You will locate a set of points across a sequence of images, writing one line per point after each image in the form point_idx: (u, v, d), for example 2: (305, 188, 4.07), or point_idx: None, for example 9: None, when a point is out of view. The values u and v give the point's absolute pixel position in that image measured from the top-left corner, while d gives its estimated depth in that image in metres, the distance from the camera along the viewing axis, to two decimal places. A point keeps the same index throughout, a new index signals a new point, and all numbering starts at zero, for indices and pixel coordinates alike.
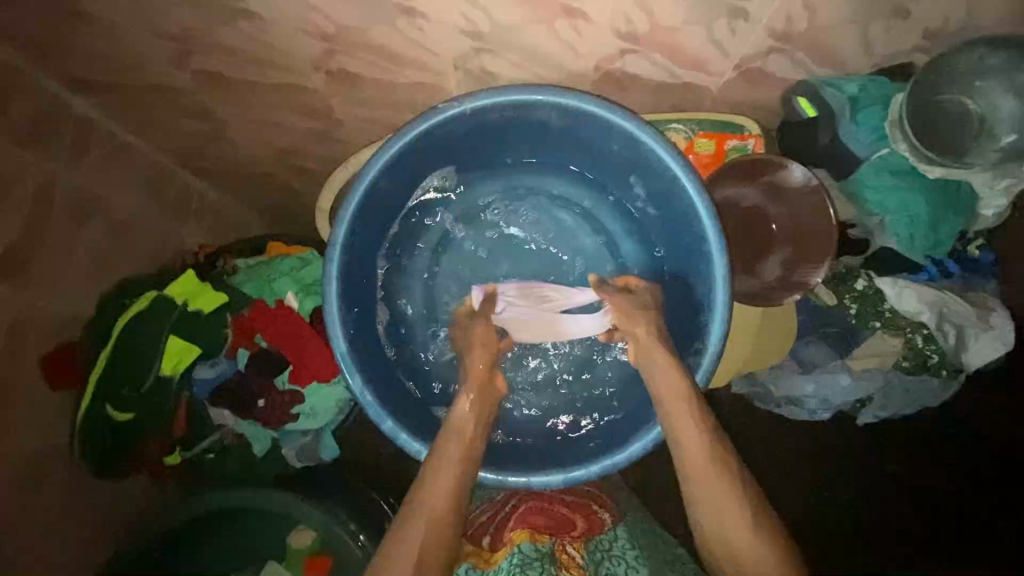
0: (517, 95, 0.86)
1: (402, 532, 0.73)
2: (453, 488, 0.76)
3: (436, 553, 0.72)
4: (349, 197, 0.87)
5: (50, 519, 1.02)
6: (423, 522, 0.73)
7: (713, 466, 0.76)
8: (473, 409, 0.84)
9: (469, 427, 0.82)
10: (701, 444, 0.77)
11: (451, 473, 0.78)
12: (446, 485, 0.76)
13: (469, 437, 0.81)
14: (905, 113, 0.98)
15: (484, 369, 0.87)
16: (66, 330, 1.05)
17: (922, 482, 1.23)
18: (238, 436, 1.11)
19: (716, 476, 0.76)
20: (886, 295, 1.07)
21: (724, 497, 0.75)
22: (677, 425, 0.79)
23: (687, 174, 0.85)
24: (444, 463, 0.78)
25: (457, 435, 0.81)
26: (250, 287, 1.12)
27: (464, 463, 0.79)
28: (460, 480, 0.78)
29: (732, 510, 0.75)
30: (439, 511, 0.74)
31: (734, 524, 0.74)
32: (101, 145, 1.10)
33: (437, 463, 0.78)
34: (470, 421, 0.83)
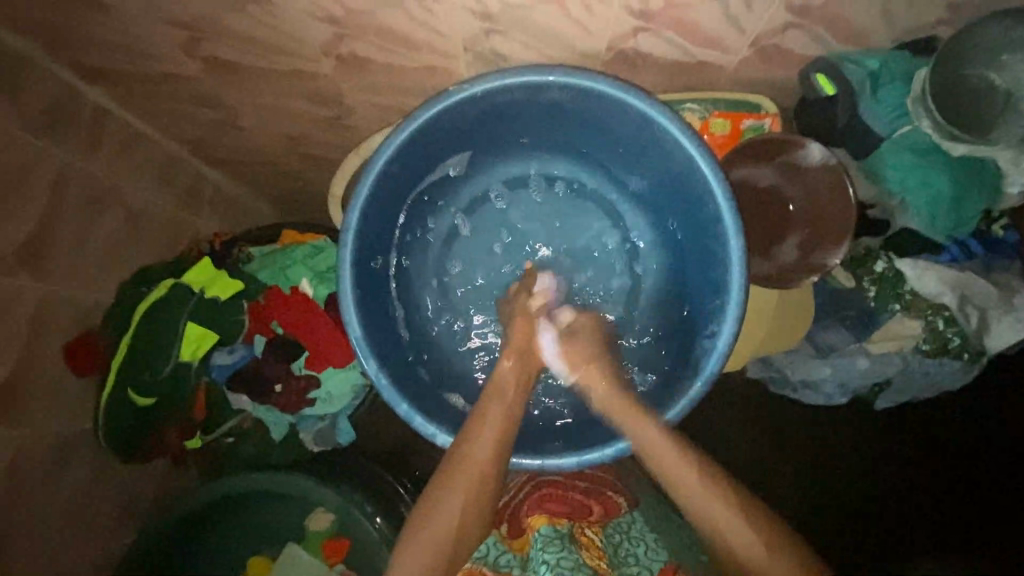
0: (528, 77, 0.85)
1: (441, 491, 0.80)
2: (492, 448, 0.83)
3: (481, 504, 0.80)
4: (361, 183, 0.87)
5: (77, 500, 1.05)
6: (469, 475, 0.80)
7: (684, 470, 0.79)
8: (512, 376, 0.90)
9: (512, 389, 0.89)
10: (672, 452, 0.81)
11: (494, 430, 0.84)
12: (485, 446, 0.83)
13: (511, 399, 0.88)
14: (928, 88, 0.94)
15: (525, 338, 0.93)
16: (87, 317, 1.07)
17: (941, 465, 1.21)
18: (257, 421, 1.13)
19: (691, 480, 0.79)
20: (907, 276, 1.05)
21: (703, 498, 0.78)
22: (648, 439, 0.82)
23: (701, 153, 0.83)
24: (487, 420, 0.85)
25: (498, 395, 0.88)
26: (265, 274, 1.13)
27: (503, 426, 0.85)
28: (503, 436, 0.84)
29: (716, 511, 0.77)
30: (485, 464, 0.81)
31: (722, 523, 0.76)
32: (115, 134, 1.11)
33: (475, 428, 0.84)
34: (512, 381, 0.90)
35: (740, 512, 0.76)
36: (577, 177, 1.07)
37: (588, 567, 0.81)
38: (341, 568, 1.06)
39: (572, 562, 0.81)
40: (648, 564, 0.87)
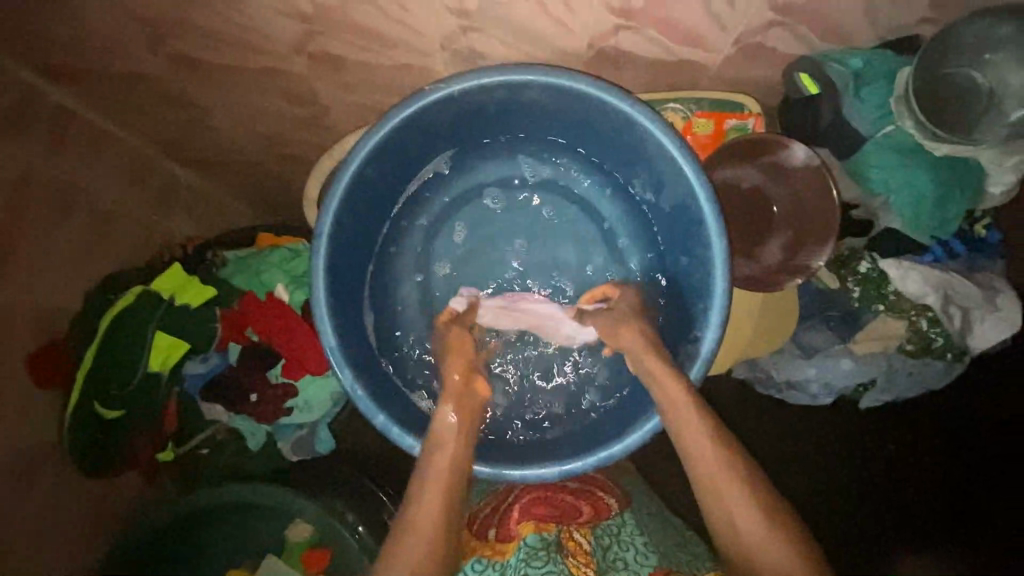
0: (505, 75, 0.82)
1: (394, 548, 0.71)
2: (442, 499, 0.74)
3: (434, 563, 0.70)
4: (334, 186, 0.84)
5: (47, 515, 1.01)
6: (425, 527, 0.71)
7: (722, 461, 0.74)
8: (457, 415, 0.82)
9: (454, 437, 0.80)
10: (711, 447, 0.75)
11: (441, 480, 0.76)
12: (436, 490, 0.75)
13: (455, 447, 0.79)
14: (912, 88, 0.93)
15: (459, 377, 0.87)
16: (53, 325, 1.03)
17: (924, 461, 1.21)
18: (232, 431, 1.09)
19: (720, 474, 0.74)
20: (891, 277, 1.04)
21: (732, 492, 0.73)
22: (688, 427, 0.77)
23: (684, 155, 0.82)
24: (432, 470, 0.77)
25: (440, 445, 0.79)
26: (239, 280, 1.09)
27: (454, 471, 0.77)
28: (450, 489, 0.75)
29: (742, 507, 0.72)
30: (432, 520, 0.72)
31: (746, 523, 0.72)
32: (82, 136, 1.07)
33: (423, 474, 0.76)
34: (456, 430, 0.81)
35: (768, 512, 0.72)
36: (558, 178, 1.04)
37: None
38: None
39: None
40: (636, 568, 0.82)
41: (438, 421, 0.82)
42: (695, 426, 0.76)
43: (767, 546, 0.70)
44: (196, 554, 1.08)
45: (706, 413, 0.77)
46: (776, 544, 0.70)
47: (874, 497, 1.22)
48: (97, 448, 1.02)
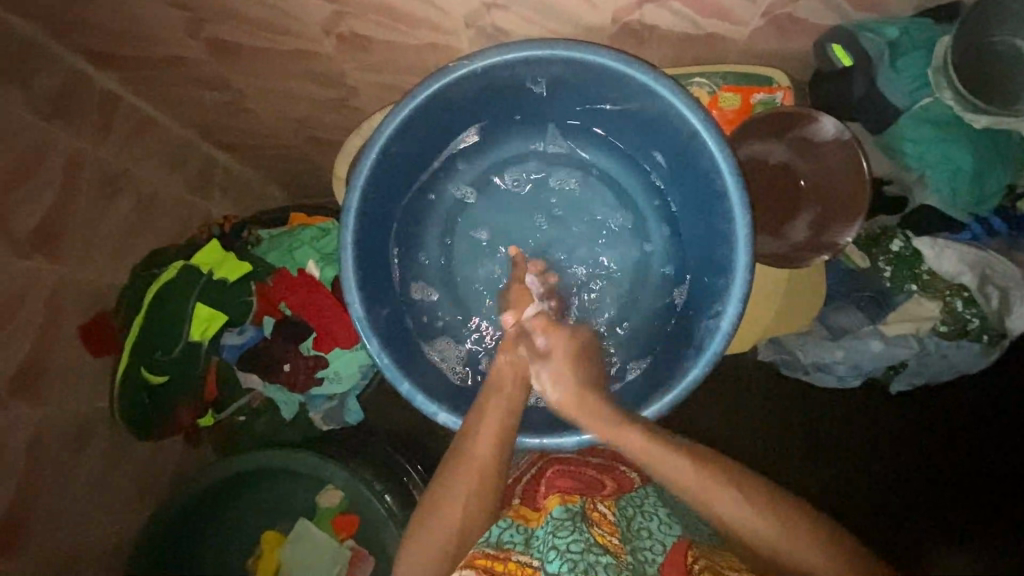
0: (528, 51, 0.83)
1: (447, 473, 0.82)
2: (494, 438, 0.82)
3: (483, 496, 0.80)
4: (360, 163, 0.86)
5: (99, 473, 1.09)
6: (467, 471, 0.80)
7: (705, 496, 0.74)
8: (513, 358, 0.90)
9: (511, 380, 0.88)
10: (703, 481, 0.74)
11: (492, 424, 0.83)
12: (487, 432, 0.82)
13: (509, 391, 0.87)
14: (950, 57, 0.89)
15: (521, 325, 0.94)
16: (102, 300, 1.10)
17: (961, 445, 1.17)
18: (267, 400, 1.16)
19: (704, 497, 0.73)
20: (924, 256, 1.01)
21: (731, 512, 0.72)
22: (665, 469, 0.75)
23: (708, 129, 0.81)
24: (487, 412, 0.85)
25: (497, 389, 0.87)
26: (273, 256, 1.14)
27: (506, 407, 0.85)
28: (501, 432, 0.83)
29: (746, 526, 0.72)
30: (484, 458, 0.81)
31: (756, 534, 0.72)
32: (126, 120, 1.13)
33: (478, 413, 0.84)
34: (514, 369, 0.89)
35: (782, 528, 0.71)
36: (578, 155, 1.05)
37: (599, 547, 0.76)
38: (351, 544, 1.11)
39: (579, 546, 0.75)
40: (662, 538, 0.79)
41: (497, 366, 0.90)
42: (676, 461, 0.75)
43: (781, 543, 0.71)
44: (234, 512, 1.16)
45: (680, 445, 0.77)
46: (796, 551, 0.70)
47: (902, 478, 1.19)
48: (143, 412, 1.08)
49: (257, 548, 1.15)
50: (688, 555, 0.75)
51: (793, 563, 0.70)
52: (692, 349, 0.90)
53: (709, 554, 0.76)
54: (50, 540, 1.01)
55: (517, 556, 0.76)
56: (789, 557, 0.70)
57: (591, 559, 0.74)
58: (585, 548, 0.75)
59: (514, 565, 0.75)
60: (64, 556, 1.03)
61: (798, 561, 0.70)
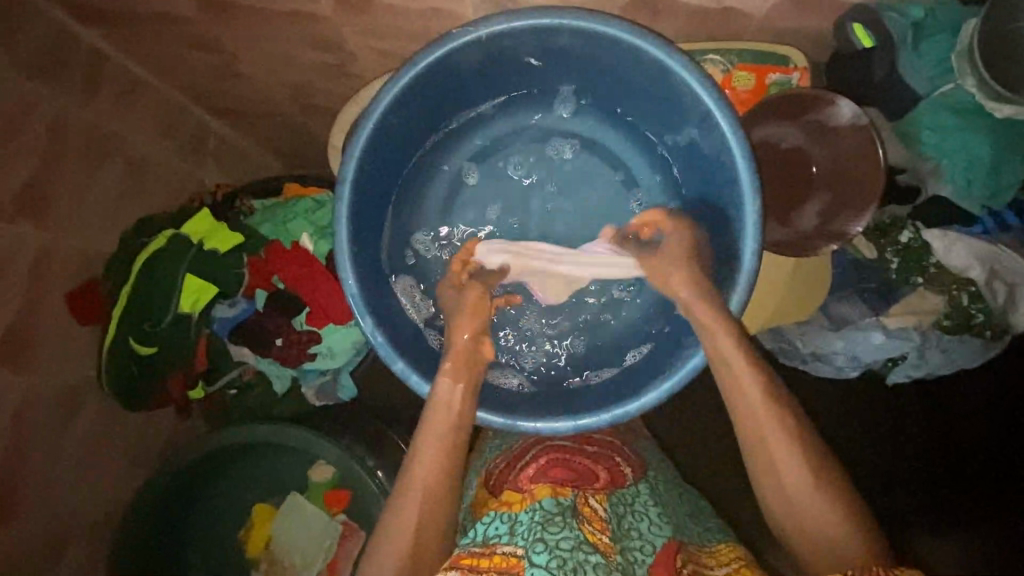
0: (536, 20, 0.79)
1: (396, 503, 0.76)
2: (438, 462, 0.77)
3: (436, 524, 0.76)
4: (358, 134, 0.83)
5: (87, 443, 1.08)
6: (416, 496, 0.75)
7: (779, 444, 0.72)
8: (451, 377, 0.82)
9: (455, 400, 0.81)
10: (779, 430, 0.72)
11: (434, 448, 0.78)
12: (431, 456, 0.77)
13: (453, 411, 0.80)
14: (977, 42, 0.85)
15: (467, 338, 0.85)
16: (91, 268, 1.07)
17: (960, 440, 1.16)
18: (258, 374, 1.13)
19: (769, 433, 0.73)
20: (933, 249, 0.99)
21: (787, 462, 0.72)
22: (739, 393, 0.74)
23: (721, 109, 0.78)
24: (427, 437, 0.79)
25: (444, 404, 0.81)
26: (266, 228, 1.11)
27: (450, 429, 0.79)
28: (447, 451, 0.78)
29: (796, 477, 0.71)
30: (430, 481, 0.76)
31: (794, 488, 0.71)
32: (114, 80, 1.08)
33: (421, 437, 0.79)
34: (451, 388, 0.81)
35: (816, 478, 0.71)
36: (584, 132, 1.02)
37: (588, 544, 0.75)
38: (342, 519, 1.11)
39: (570, 543, 0.74)
40: (652, 540, 0.79)
41: (437, 387, 0.82)
42: (765, 398, 0.73)
43: (803, 484, 0.71)
44: (225, 485, 1.16)
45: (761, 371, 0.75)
46: (832, 506, 0.70)
47: (893, 466, 1.18)
48: (133, 382, 1.06)
49: (246, 521, 1.15)
50: (675, 560, 0.76)
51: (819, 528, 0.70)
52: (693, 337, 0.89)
53: (692, 556, 0.79)
54: (36, 508, 1.00)
55: (502, 549, 0.76)
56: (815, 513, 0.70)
57: (580, 558, 0.73)
58: (576, 547, 0.74)
59: (500, 559, 0.75)
60: (52, 525, 1.02)
61: (823, 521, 0.70)
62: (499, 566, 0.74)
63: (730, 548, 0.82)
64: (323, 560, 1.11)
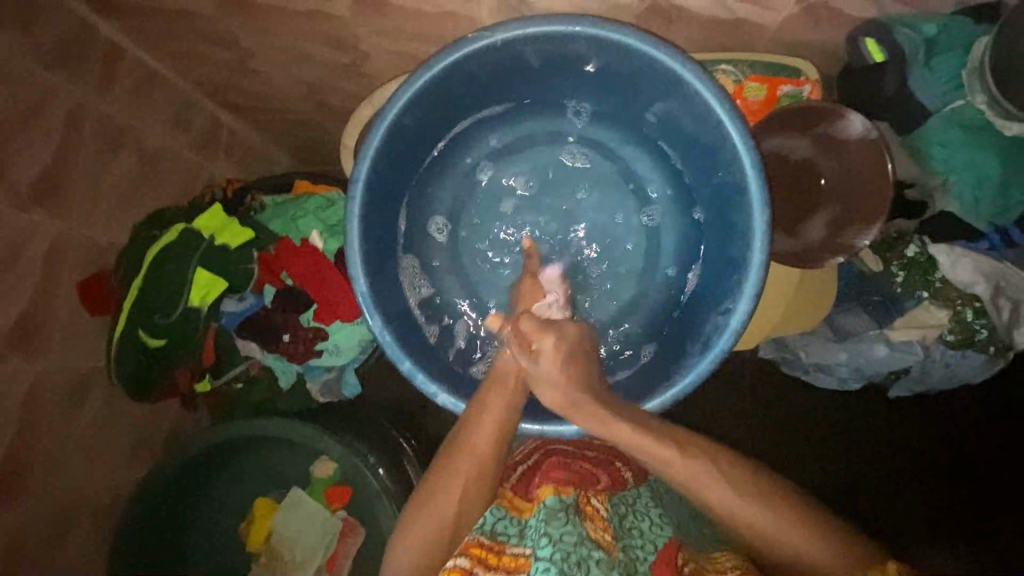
0: (550, 26, 0.80)
1: (450, 462, 0.80)
2: (495, 434, 0.81)
3: (482, 485, 0.80)
4: (372, 134, 0.84)
5: (94, 430, 1.09)
6: (470, 460, 0.80)
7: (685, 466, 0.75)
8: (517, 356, 0.85)
9: (513, 377, 0.84)
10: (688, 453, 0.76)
11: (494, 420, 0.81)
12: (489, 426, 0.81)
13: (513, 387, 0.83)
14: (988, 59, 0.86)
15: (530, 321, 0.89)
16: (102, 258, 1.08)
17: (958, 455, 1.17)
18: (266, 368, 1.14)
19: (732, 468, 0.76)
20: (940, 264, 0.99)
21: (707, 478, 0.75)
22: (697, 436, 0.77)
23: (733, 120, 0.78)
24: (489, 407, 0.82)
25: (500, 384, 0.84)
26: (277, 225, 1.12)
27: (508, 408, 0.82)
28: (503, 425, 0.82)
29: (718, 489, 0.74)
30: (483, 450, 0.80)
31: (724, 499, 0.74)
32: (130, 73, 1.09)
33: (482, 406, 0.82)
34: (516, 366, 0.84)
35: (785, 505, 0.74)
36: (596, 139, 1.03)
37: (592, 542, 0.75)
38: (342, 514, 1.12)
39: (574, 538, 0.74)
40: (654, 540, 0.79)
41: (498, 361, 0.86)
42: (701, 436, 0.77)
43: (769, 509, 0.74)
44: (229, 477, 1.17)
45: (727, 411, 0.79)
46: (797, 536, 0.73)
47: (888, 480, 1.18)
48: (142, 375, 1.07)
49: (249, 513, 1.16)
50: (677, 556, 0.76)
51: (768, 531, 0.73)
52: (697, 348, 0.89)
53: (695, 557, 0.78)
54: (42, 498, 1.00)
55: (511, 548, 0.78)
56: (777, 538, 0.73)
57: (583, 553, 0.73)
58: (578, 543, 0.74)
59: (508, 559, 0.77)
60: (55, 513, 1.03)
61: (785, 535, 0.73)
62: (507, 564, 0.77)
63: (727, 554, 0.80)
64: (323, 556, 1.11)
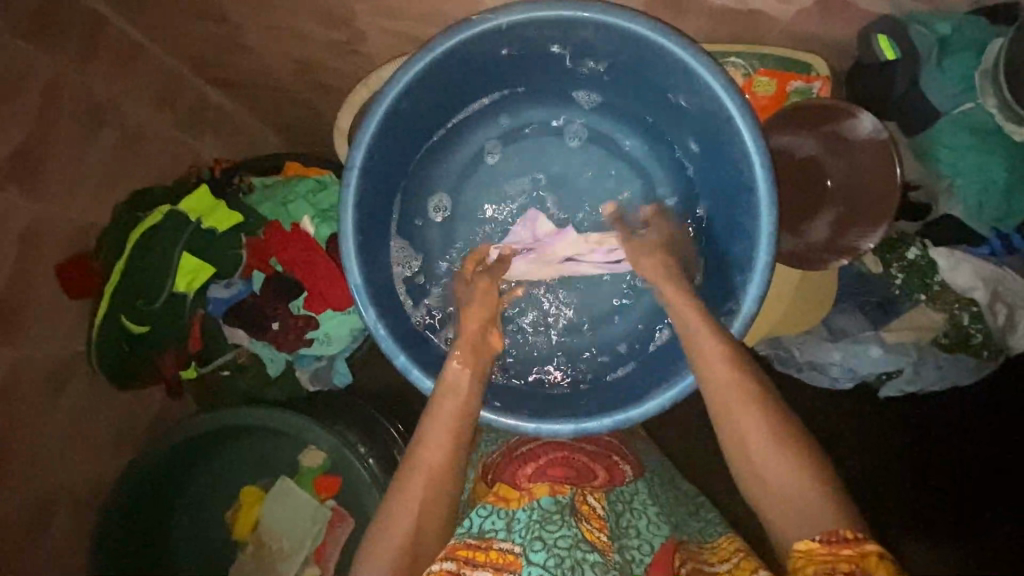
0: (556, 11, 0.77)
1: (401, 484, 0.72)
2: (448, 443, 0.75)
3: (440, 504, 0.72)
4: (369, 118, 0.80)
5: (77, 416, 1.06)
6: (422, 476, 0.72)
7: (738, 401, 0.71)
8: (466, 365, 0.82)
9: (467, 383, 0.80)
10: (743, 395, 0.71)
11: (446, 427, 0.76)
12: (442, 435, 0.75)
13: (465, 393, 0.79)
14: (1002, 60, 0.84)
15: (476, 328, 0.87)
16: (83, 239, 1.04)
17: (948, 453, 1.18)
18: (253, 356, 1.11)
19: (746, 429, 0.70)
20: (939, 267, 0.99)
21: (747, 415, 0.70)
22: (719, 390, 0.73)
23: (743, 115, 0.76)
24: (438, 416, 0.77)
25: (453, 391, 0.80)
26: (265, 208, 1.08)
27: (460, 414, 0.78)
28: (457, 434, 0.76)
29: (756, 435, 0.69)
30: (436, 464, 0.73)
31: (758, 448, 0.69)
32: (113, 44, 1.04)
33: (432, 416, 0.77)
34: (466, 375, 0.81)
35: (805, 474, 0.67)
36: (599, 129, 1.00)
37: (586, 544, 0.74)
38: (331, 505, 1.11)
39: (568, 542, 0.74)
40: (649, 539, 0.78)
41: (445, 372, 0.82)
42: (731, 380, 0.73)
43: (784, 471, 0.67)
44: (214, 465, 1.15)
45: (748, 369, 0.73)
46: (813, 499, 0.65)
47: (877, 476, 1.20)
48: (121, 360, 1.03)
49: (235, 503, 1.15)
50: (673, 558, 0.76)
51: (792, 503, 0.65)
52: None
53: (690, 555, 0.78)
54: (22, 485, 0.97)
55: (499, 545, 0.75)
56: (787, 503, 0.66)
57: (577, 557, 0.73)
58: (572, 545, 0.74)
59: (497, 555, 0.74)
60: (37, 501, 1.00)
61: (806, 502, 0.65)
62: (496, 561, 0.73)
63: (730, 541, 0.79)
64: (310, 546, 1.10)
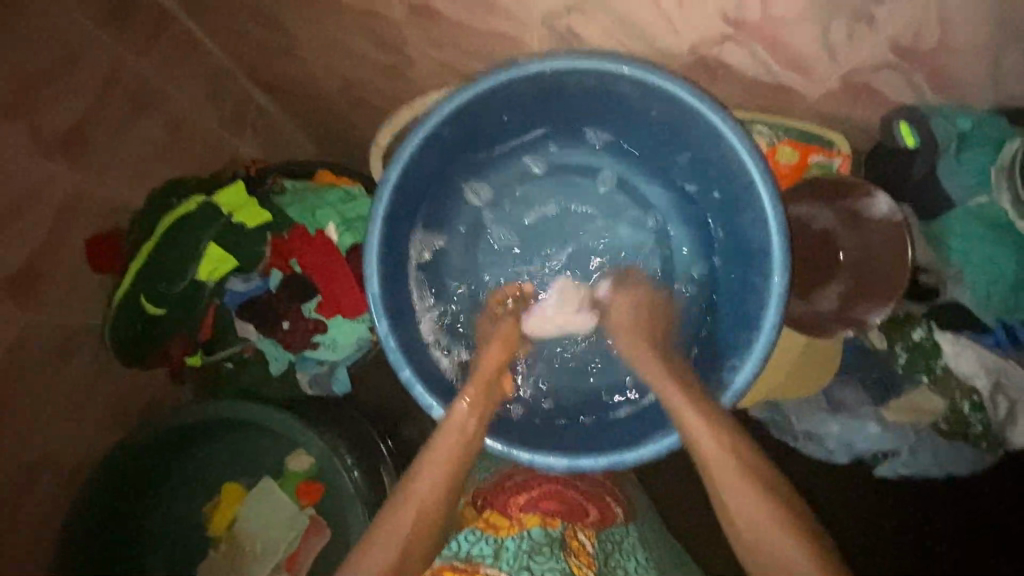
0: (598, 65, 0.81)
1: (390, 514, 0.74)
2: (444, 476, 0.76)
3: (424, 538, 0.73)
4: (407, 140, 0.84)
5: (78, 388, 1.06)
6: (413, 507, 0.74)
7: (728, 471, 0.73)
8: (471, 405, 0.83)
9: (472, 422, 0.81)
10: (723, 456, 0.74)
11: (444, 461, 0.77)
12: (438, 471, 0.76)
13: (470, 436, 0.80)
14: (1019, 160, 0.88)
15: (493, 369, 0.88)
16: (114, 218, 1.07)
17: (938, 537, 1.16)
18: (258, 352, 1.13)
19: (751, 502, 0.71)
20: (943, 351, 0.99)
21: (745, 496, 0.72)
22: (707, 458, 0.75)
23: (764, 181, 0.79)
24: (440, 451, 0.78)
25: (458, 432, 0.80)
26: (294, 210, 1.11)
27: (461, 454, 0.79)
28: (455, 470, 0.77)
29: (751, 502, 0.72)
30: (428, 496, 0.75)
31: (763, 526, 0.70)
32: (176, 41, 1.10)
33: (430, 456, 0.78)
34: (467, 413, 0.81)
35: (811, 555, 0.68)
36: (622, 175, 1.04)
37: None
38: (310, 513, 1.10)
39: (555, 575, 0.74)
40: None
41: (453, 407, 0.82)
42: (721, 452, 0.75)
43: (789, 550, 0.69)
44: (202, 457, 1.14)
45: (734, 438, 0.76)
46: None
47: (874, 552, 1.18)
48: (131, 338, 1.05)
49: (217, 496, 1.13)
50: None
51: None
52: None
53: None
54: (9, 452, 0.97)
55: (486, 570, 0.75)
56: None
57: None
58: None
59: None
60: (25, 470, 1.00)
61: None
62: None
63: None
64: (287, 551, 1.08)
